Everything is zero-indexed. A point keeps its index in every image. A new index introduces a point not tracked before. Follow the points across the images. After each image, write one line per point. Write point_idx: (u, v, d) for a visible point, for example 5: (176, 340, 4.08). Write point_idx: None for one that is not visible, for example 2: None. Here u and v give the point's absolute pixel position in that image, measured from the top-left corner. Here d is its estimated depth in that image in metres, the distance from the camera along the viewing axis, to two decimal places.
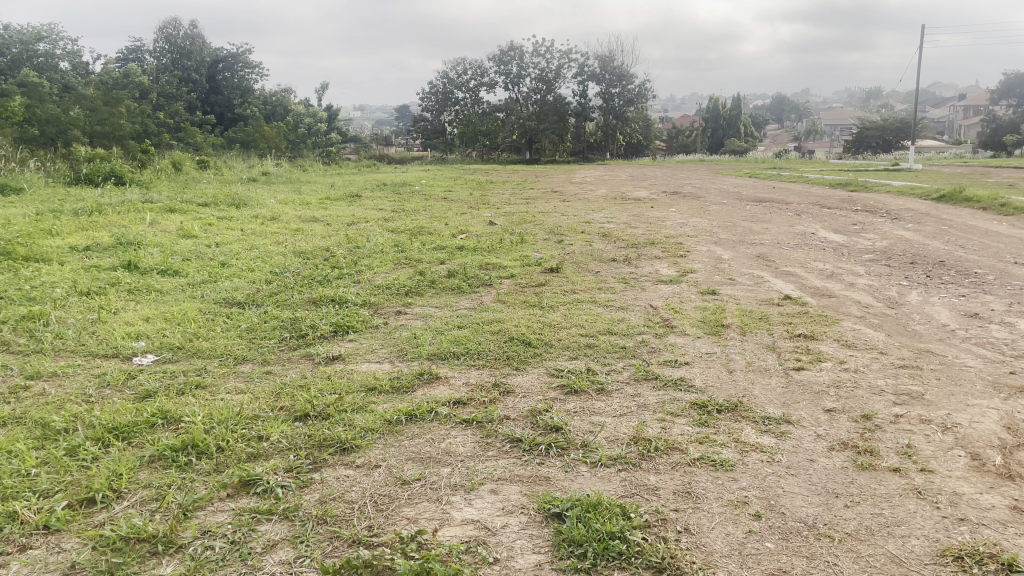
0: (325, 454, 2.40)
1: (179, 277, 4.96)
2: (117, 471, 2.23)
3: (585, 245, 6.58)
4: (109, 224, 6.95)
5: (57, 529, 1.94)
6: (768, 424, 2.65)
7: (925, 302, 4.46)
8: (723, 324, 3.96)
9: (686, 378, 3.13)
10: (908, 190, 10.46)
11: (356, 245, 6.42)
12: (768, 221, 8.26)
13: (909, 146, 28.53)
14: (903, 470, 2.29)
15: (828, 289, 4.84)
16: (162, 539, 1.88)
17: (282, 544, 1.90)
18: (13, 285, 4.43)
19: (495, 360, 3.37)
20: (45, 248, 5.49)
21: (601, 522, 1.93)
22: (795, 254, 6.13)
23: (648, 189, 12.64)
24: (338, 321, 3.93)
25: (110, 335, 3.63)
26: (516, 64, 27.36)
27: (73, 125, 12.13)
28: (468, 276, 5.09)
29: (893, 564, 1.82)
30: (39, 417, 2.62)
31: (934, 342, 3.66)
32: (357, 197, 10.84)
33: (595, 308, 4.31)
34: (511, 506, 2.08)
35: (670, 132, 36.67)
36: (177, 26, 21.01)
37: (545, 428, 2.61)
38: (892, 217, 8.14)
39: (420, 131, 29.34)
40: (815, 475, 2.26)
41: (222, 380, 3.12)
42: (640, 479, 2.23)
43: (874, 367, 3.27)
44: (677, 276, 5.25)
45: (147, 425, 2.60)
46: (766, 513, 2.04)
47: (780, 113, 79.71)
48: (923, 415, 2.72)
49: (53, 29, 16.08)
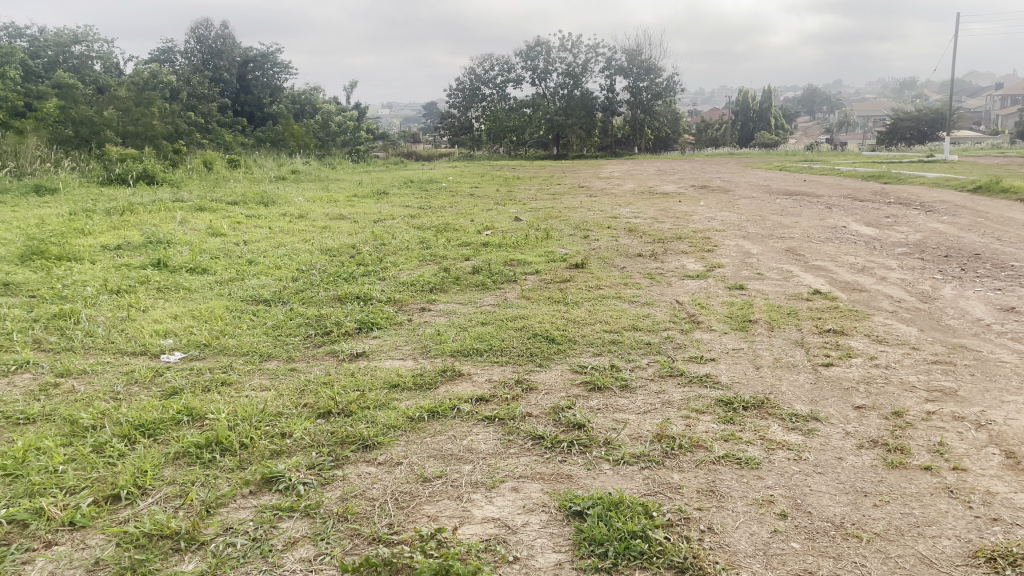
0: (347, 451, 2.41)
1: (207, 275, 5.01)
2: (142, 469, 2.25)
3: (612, 241, 6.52)
4: (140, 223, 7.06)
5: (82, 525, 1.97)
6: (795, 422, 2.61)
7: (960, 296, 4.36)
8: (750, 319, 3.91)
9: (711, 374, 3.09)
10: (944, 181, 10.26)
11: (382, 242, 6.42)
12: (798, 214, 8.14)
13: (946, 138, 27.90)
14: (934, 468, 2.23)
15: (858, 283, 4.76)
16: (184, 536, 1.89)
17: (303, 541, 1.90)
18: (46, 284, 4.50)
19: (518, 356, 3.36)
20: (77, 247, 5.57)
21: (622, 521, 1.90)
22: (826, 248, 6.02)
23: (676, 183, 12.56)
24: (363, 318, 3.94)
25: (138, 333, 3.67)
26: (543, 59, 27.26)
27: (106, 125, 12.35)
28: (492, 273, 5.08)
29: (923, 564, 1.77)
30: (68, 414, 2.66)
31: (967, 337, 3.57)
32: (383, 194, 10.83)
33: (619, 304, 4.27)
34: (532, 504, 2.06)
35: (697, 125, 36.32)
36: (208, 26, 21.09)
37: (567, 426, 2.58)
38: (926, 210, 7.98)
39: (447, 127, 29.46)
40: (843, 474, 2.21)
41: (247, 377, 3.14)
42: (663, 476, 2.20)
43: (905, 363, 3.20)
44: (704, 271, 5.19)
45: (173, 421, 2.63)
46: (792, 512, 2.00)
47: (812, 108, 78.86)
48: (957, 412, 2.65)
49: (87, 32, 16.27)
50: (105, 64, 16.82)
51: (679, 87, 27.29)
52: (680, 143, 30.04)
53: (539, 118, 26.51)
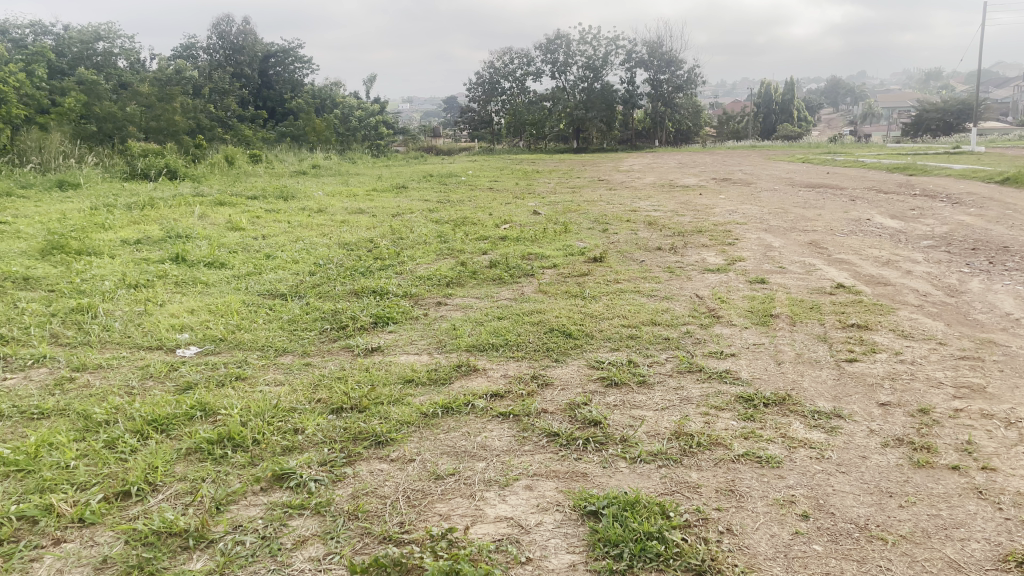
0: (359, 448, 2.38)
1: (225, 269, 5.01)
2: (153, 465, 2.23)
3: (632, 234, 6.45)
4: (160, 217, 7.09)
5: (91, 522, 1.95)
6: (818, 419, 2.54)
7: (988, 290, 4.25)
8: (772, 314, 3.83)
9: (732, 370, 3.03)
10: (971, 172, 10.09)
11: (400, 236, 6.41)
12: (822, 206, 8.03)
13: (973, 129, 27.48)
14: (963, 468, 2.16)
15: (883, 277, 4.65)
16: (193, 534, 1.87)
17: (313, 540, 1.87)
18: (66, 278, 4.52)
19: (535, 351, 3.31)
20: (96, 242, 5.58)
21: (639, 522, 1.85)
22: (850, 241, 5.91)
23: (697, 175, 12.46)
24: (378, 312, 3.92)
25: (155, 327, 3.67)
26: (563, 52, 27.11)
27: (129, 121, 12.61)
28: (510, 267, 5.03)
29: (951, 569, 1.70)
30: (82, 409, 2.65)
31: (996, 332, 3.48)
32: (403, 189, 10.79)
33: (638, 298, 4.21)
34: (546, 503, 2.02)
35: (719, 117, 36.00)
36: (229, 22, 21.29)
37: (583, 422, 2.54)
38: (953, 201, 7.83)
39: (467, 122, 29.33)
40: (867, 473, 2.15)
41: (262, 372, 3.12)
42: (682, 475, 2.15)
43: (931, 358, 3.12)
44: (725, 264, 5.11)
45: (186, 417, 2.61)
46: (814, 513, 1.94)
47: (836, 99, 78.07)
48: (986, 410, 2.57)
49: (111, 29, 16.33)
50: (129, 60, 16.89)
51: (700, 79, 27.12)
52: (700, 135, 29.82)
53: (559, 112, 26.39)
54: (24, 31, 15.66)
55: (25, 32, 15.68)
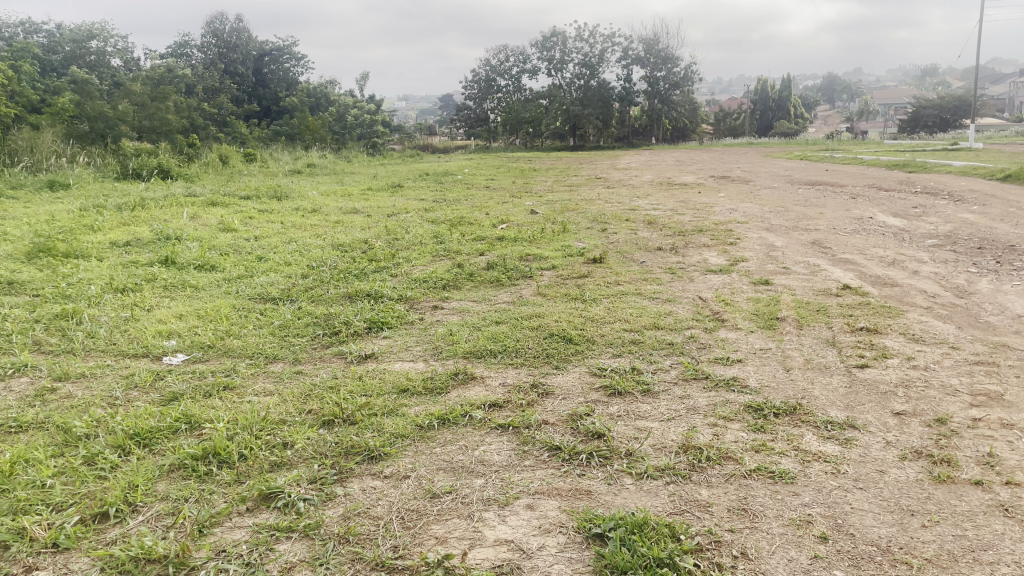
0: (351, 464, 2.26)
1: (216, 272, 4.88)
2: (134, 484, 2.11)
3: (631, 234, 6.33)
4: (150, 218, 6.95)
5: (66, 547, 1.83)
6: (831, 430, 2.43)
7: (998, 291, 4.14)
8: (777, 317, 3.72)
9: (739, 378, 2.91)
10: (972, 168, 10.01)
11: (395, 236, 6.29)
12: (822, 204, 7.93)
13: (970, 126, 27.44)
14: (986, 483, 2.05)
15: (889, 278, 4.54)
16: (173, 560, 1.75)
17: (300, 566, 1.76)
18: (50, 283, 4.39)
19: (534, 358, 3.19)
20: (85, 244, 5.46)
21: (648, 547, 1.73)
22: (855, 241, 5.80)
23: (695, 172, 12.38)
24: (372, 317, 3.79)
25: (141, 334, 3.54)
26: (559, 50, 27.01)
27: (122, 120, 12.46)
28: (507, 268, 4.92)
29: None
30: (62, 422, 2.53)
31: (1009, 335, 3.37)
32: (399, 188, 10.70)
33: (639, 301, 4.09)
34: (548, 524, 1.91)
35: (715, 114, 35.96)
36: (223, 20, 21.06)
37: (585, 435, 2.43)
38: (955, 198, 7.73)
39: (463, 119, 28.93)
40: (886, 490, 2.04)
41: (251, 381, 3.00)
42: (691, 493, 2.04)
43: (945, 364, 3.01)
44: (727, 265, 5.00)
45: (169, 430, 2.49)
46: (833, 534, 1.83)
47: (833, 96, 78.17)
48: (1005, 419, 2.46)
49: (104, 28, 16.15)
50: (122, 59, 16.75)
51: (697, 77, 27.05)
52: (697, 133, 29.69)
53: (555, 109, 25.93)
54: (14, 30, 15.50)
55: (16, 30, 15.52)
